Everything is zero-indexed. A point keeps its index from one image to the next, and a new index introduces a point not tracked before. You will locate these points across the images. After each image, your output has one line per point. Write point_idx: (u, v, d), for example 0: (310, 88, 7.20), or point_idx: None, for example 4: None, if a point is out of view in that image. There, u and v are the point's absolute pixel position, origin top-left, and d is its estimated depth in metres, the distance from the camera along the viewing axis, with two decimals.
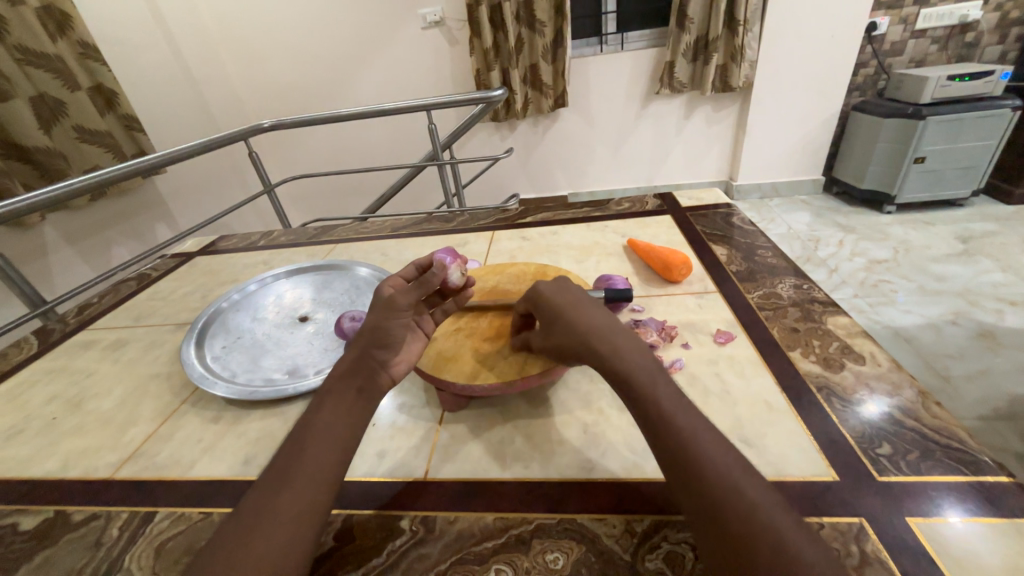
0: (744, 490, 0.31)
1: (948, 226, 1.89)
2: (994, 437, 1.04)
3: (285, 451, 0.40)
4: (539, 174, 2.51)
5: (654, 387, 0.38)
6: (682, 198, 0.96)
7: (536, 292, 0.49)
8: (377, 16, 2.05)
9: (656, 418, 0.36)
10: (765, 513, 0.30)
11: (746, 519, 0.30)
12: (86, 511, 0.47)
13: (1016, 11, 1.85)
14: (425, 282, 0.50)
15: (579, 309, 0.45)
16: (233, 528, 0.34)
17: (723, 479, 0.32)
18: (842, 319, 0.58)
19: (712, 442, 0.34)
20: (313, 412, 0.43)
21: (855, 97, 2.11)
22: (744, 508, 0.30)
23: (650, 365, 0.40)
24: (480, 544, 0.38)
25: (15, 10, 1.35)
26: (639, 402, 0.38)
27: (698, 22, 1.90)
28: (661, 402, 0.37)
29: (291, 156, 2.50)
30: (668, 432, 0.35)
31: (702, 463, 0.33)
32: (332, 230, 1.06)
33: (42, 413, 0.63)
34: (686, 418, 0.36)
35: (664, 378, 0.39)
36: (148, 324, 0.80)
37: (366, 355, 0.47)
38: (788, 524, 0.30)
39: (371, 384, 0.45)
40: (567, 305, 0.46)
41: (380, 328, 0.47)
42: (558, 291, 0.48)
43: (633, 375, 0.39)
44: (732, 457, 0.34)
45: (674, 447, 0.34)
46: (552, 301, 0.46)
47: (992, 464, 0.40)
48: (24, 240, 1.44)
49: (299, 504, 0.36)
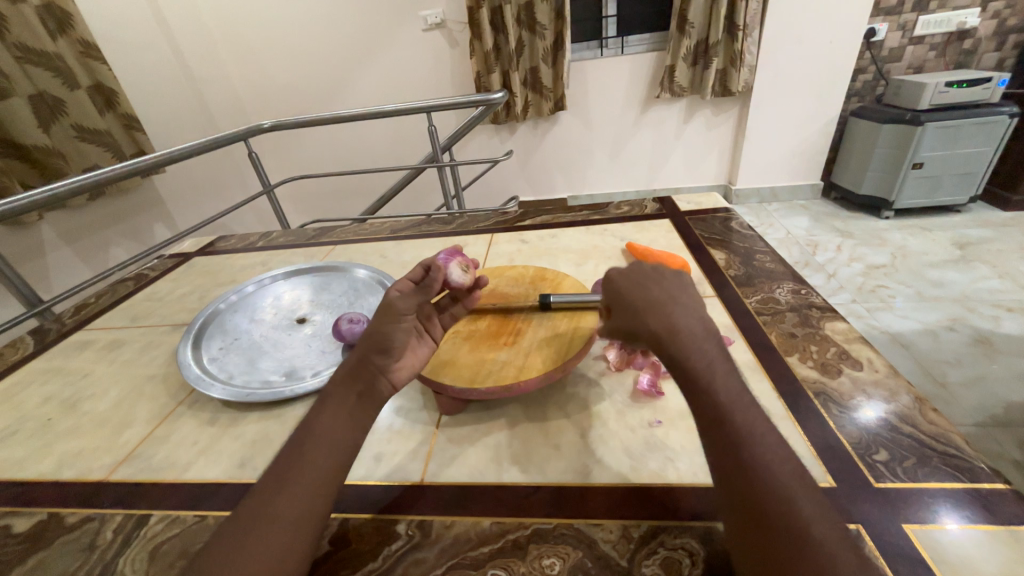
0: (790, 493, 0.30)
1: (946, 232, 1.90)
2: (991, 443, 1.04)
3: (284, 454, 0.40)
4: (539, 177, 2.51)
5: (713, 380, 0.35)
6: (681, 202, 0.96)
7: (601, 269, 0.43)
8: (377, 18, 2.06)
9: (711, 412, 0.34)
10: (812, 523, 0.29)
11: (791, 524, 0.29)
12: (80, 513, 0.47)
13: (1014, 19, 1.86)
14: (426, 286, 0.49)
15: (649, 283, 0.40)
16: (232, 530, 0.34)
17: (771, 483, 0.30)
18: (840, 325, 0.58)
19: (768, 443, 0.33)
20: (314, 415, 0.42)
21: (854, 103, 2.12)
22: (791, 513, 0.29)
23: (715, 357, 0.37)
24: (477, 548, 0.38)
25: (16, 8, 1.35)
26: (696, 393, 0.35)
27: (697, 27, 1.91)
28: (718, 395, 0.35)
29: (290, 156, 2.50)
30: (721, 428, 0.33)
31: (753, 463, 0.32)
32: (331, 231, 1.05)
33: (37, 414, 0.63)
34: (745, 415, 0.34)
35: (727, 370, 0.36)
36: (145, 324, 0.80)
37: (366, 360, 0.45)
38: (832, 534, 0.28)
39: (370, 390, 0.44)
40: (632, 279, 0.40)
41: (379, 333, 0.46)
42: (627, 264, 0.43)
43: (695, 364, 0.36)
44: (783, 459, 0.32)
45: (726, 443, 0.33)
46: (616, 277, 0.41)
47: (989, 470, 0.40)
48: (22, 239, 1.43)
49: (297, 509, 0.36)
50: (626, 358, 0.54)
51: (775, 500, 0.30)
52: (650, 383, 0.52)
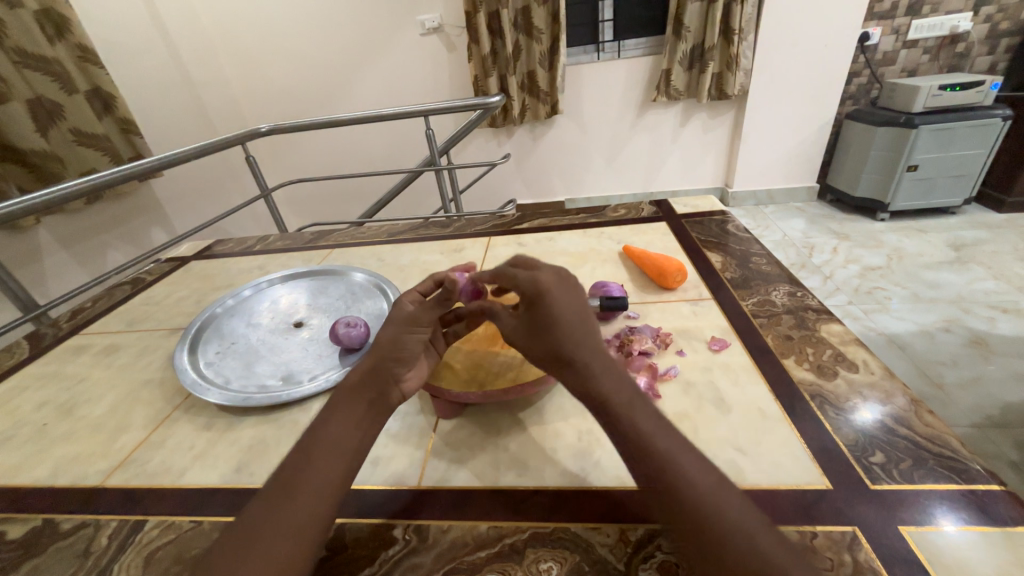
0: (723, 510, 0.33)
1: (941, 234, 1.91)
2: (987, 444, 1.04)
3: (290, 461, 0.40)
4: (536, 180, 2.52)
5: (633, 411, 0.39)
6: (677, 205, 0.96)
7: (540, 287, 0.44)
8: (375, 23, 2.07)
9: (633, 443, 0.37)
10: (749, 534, 0.32)
11: (730, 539, 0.31)
12: (75, 520, 0.47)
13: (1005, 23, 1.88)
14: (445, 296, 0.48)
15: (578, 322, 0.43)
16: (237, 537, 0.34)
17: (703, 501, 0.33)
18: (835, 327, 0.59)
19: (688, 464, 0.36)
20: (321, 422, 0.43)
21: (849, 106, 2.14)
22: (725, 529, 0.32)
23: (624, 386, 0.41)
24: (474, 553, 0.38)
25: (13, 13, 1.35)
26: (616, 427, 0.39)
27: (693, 31, 1.92)
28: (639, 425, 0.38)
29: (288, 160, 2.50)
30: (646, 458, 0.36)
31: (681, 489, 0.34)
32: (328, 235, 1.05)
33: (32, 419, 0.62)
34: (665, 442, 0.37)
35: (637, 398, 0.40)
36: (141, 329, 0.80)
37: (381, 368, 0.45)
38: (768, 540, 0.31)
39: (382, 399, 0.44)
40: (570, 313, 0.43)
41: (397, 342, 0.46)
42: (563, 292, 0.44)
43: (611, 398, 0.40)
44: (708, 475, 0.35)
45: (652, 473, 0.36)
46: (555, 307, 0.43)
47: (983, 472, 0.40)
48: (18, 244, 1.43)
49: (304, 517, 0.36)
50: (624, 360, 0.56)
51: (708, 523, 0.32)
52: (648, 385, 0.52)
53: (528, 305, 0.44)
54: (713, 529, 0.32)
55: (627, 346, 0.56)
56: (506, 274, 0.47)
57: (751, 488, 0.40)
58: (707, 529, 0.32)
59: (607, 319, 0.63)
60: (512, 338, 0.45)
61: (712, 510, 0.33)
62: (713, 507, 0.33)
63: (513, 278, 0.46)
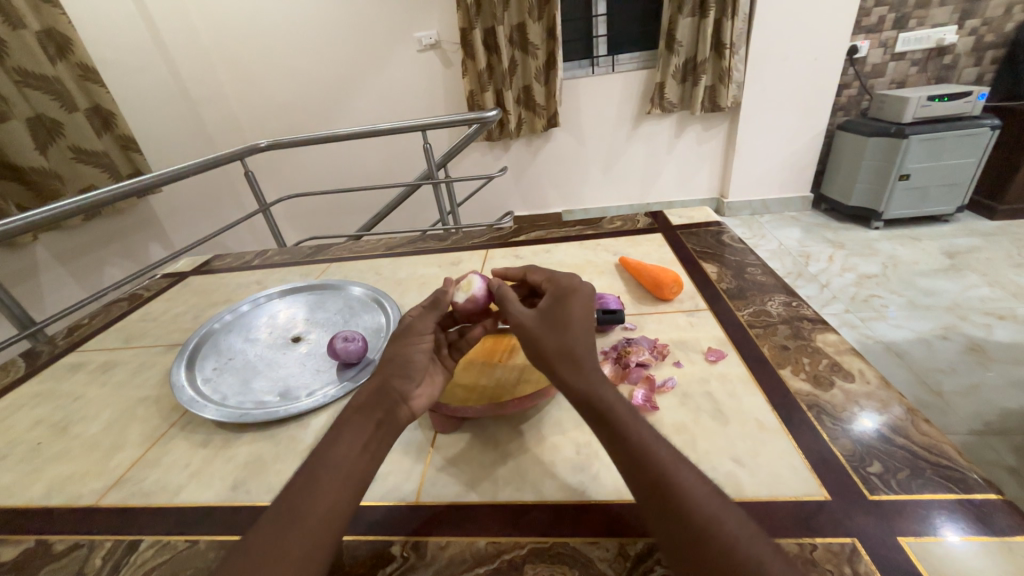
0: (722, 522, 0.33)
1: (935, 242, 1.93)
2: (989, 451, 1.04)
3: (297, 482, 0.40)
4: (532, 191, 2.54)
5: (632, 421, 0.40)
6: (673, 216, 0.97)
7: (572, 287, 0.50)
8: (373, 40, 2.10)
9: (633, 453, 0.38)
10: (747, 546, 0.32)
11: (728, 551, 0.32)
12: (67, 540, 0.46)
13: (990, 36, 1.92)
14: (436, 300, 0.54)
15: (588, 324, 0.47)
16: (238, 563, 0.34)
17: (703, 512, 0.34)
18: (831, 336, 0.59)
19: (689, 475, 0.36)
20: (329, 442, 0.43)
21: (840, 117, 2.18)
22: (725, 542, 0.32)
23: (623, 398, 0.42)
24: (472, 570, 0.38)
25: (17, 34, 1.37)
26: (614, 436, 0.39)
27: (686, 46, 1.97)
28: (639, 435, 0.39)
29: (287, 174, 2.52)
30: (647, 467, 0.36)
31: (683, 499, 0.34)
32: (327, 249, 1.06)
33: (28, 438, 0.62)
34: (665, 452, 0.38)
35: (633, 411, 0.41)
36: (139, 345, 0.79)
37: (387, 386, 0.46)
38: (769, 554, 0.31)
39: (390, 418, 0.44)
40: (588, 318, 0.47)
41: (401, 357, 0.48)
42: (587, 298, 0.50)
43: (613, 406, 0.41)
44: (707, 489, 0.35)
45: (649, 484, 0.36)
46: (579, 306, 0.48)
47: (981, 481, 0.40)
48: (16, 260, 1.43)
49: (307, 544, 0.36)
50: (620, 373, 0.56)
51: (711, 535, 0.33)
52: (645, 398, 0.52)
53: (554, 297, 0.49)
54: (716, 538, 0.32)
55: (625, 358, 0.57)
56: (543, 272, 0.54)
57: (751, 499, 0.40)
58: (710, 539, 0.32)
59: (605, 331, 0.64)
60: (526, 323, 0.47)
61: (713, 520, 0.33)
62: (713, 516, 0.34)
63: (552, 276, 0.53)
